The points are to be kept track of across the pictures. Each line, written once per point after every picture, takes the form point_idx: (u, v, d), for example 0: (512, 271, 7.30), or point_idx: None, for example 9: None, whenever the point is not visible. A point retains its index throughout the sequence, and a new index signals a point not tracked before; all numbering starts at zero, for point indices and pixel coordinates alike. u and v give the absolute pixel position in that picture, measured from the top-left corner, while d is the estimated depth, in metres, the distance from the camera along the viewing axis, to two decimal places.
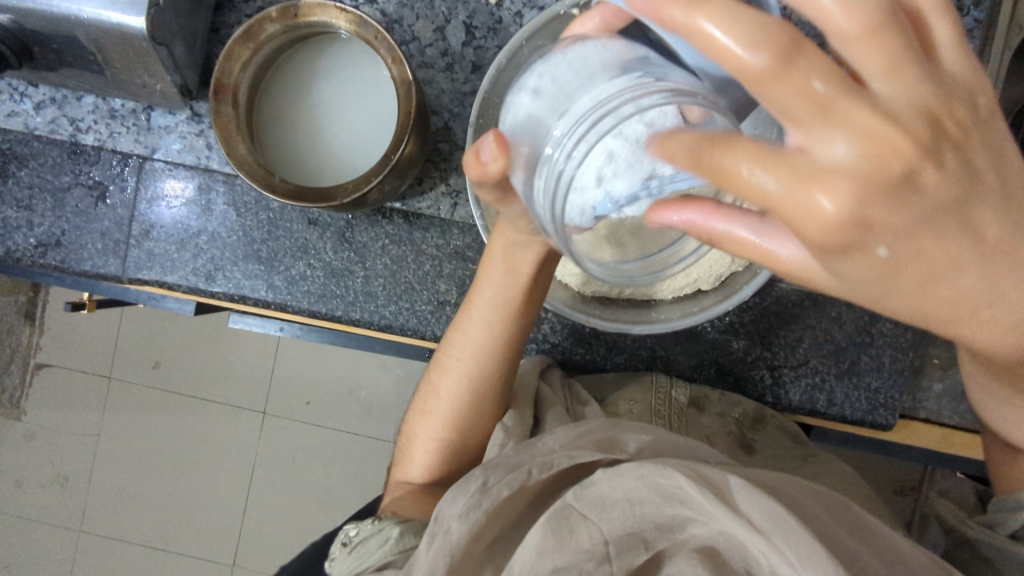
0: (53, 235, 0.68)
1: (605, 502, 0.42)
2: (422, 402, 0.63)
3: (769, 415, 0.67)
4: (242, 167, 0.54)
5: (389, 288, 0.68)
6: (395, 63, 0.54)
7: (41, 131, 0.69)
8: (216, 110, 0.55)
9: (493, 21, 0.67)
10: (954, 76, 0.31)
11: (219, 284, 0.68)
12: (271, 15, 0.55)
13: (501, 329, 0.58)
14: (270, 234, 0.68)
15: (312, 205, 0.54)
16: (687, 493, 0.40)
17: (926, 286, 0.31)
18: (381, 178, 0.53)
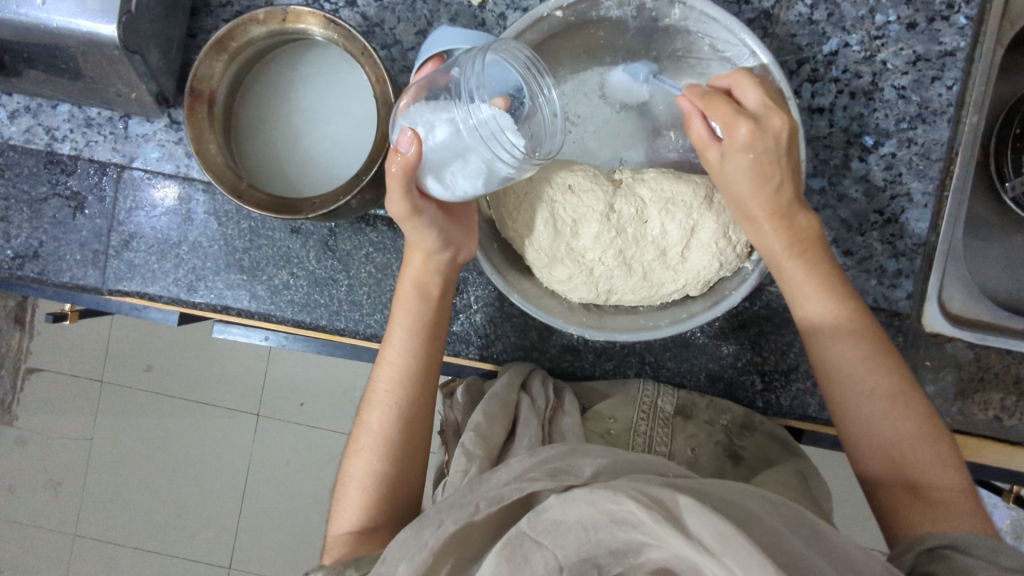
0: (31, 247, 0.67)
1: (559, 527, 0.41)
2: (354, 443, 0.60)
3: (758, 421, 0.65)
4: (211, 168, 0.53)
5: (374, 297, 0.67)
6: (378, 82, 0.54)
7: (16, 140, 0.67)
8: (191, 108, 0.54)
9: (476, 24, 0.66)
10: (764, 136, 0.53)
11: (201, 294, 0.67)
12: (258, 17, 0.53)
13: (420, 355, 0.60)
14: (252, 243, 0.67)
15: (278, 215, 0.53)
16: (639, 517, 0.38)
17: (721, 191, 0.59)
18: (348, 199, 0.53)
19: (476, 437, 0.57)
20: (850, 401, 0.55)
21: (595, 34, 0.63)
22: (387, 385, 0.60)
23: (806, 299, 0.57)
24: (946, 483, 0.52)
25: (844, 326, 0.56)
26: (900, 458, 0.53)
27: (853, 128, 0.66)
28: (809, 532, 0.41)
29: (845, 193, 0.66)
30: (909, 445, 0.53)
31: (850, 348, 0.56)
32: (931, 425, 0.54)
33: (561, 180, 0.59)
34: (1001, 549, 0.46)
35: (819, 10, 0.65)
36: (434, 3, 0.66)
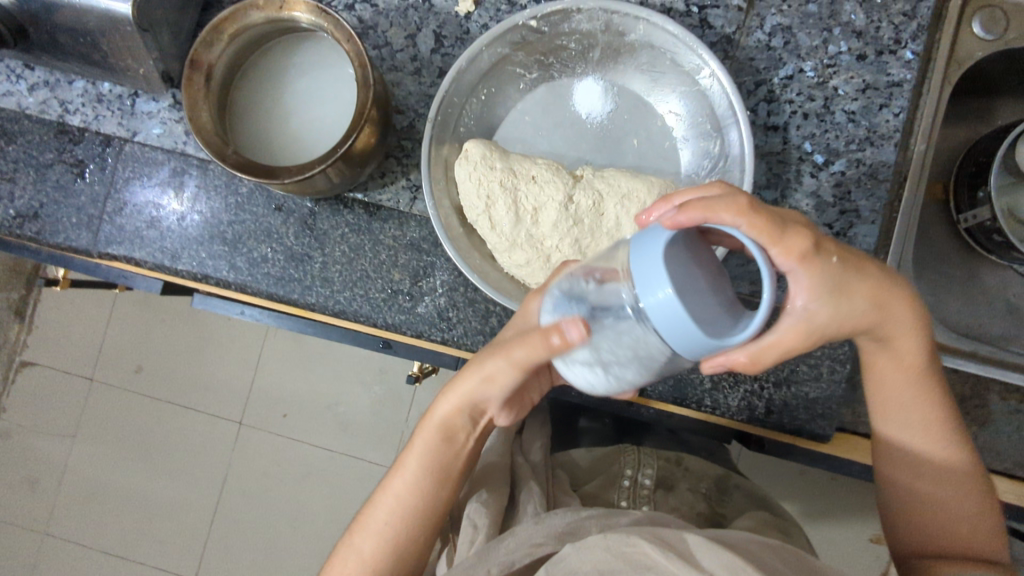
0: (33, 208, 0.72)
1: (575, 575, 0.45)
2: (336, 565, 0.62)
3: (730, 485, 0.84)
4: (200, 133, 0.58)
5: (346, 275, 0.71)
6: (361, 66, 0.59)
7: (32, 110, 0.73)
8: (189, 77, 0.59)
9: (461, 32, 0.72)
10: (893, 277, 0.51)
11: (183, 263, 0.71)
12: (259, 3, 0.59)
13: (425, 497, 0.62)
14: (237, 217, 0.71)
15: (257, 179, 0.58)
16: (653, 559, 0.44)
17: (894, 333, 0.53)
18: (323, 167, 0.58)
19: (483, 509, 0.65)
20: (936, 473, 0.57)
21: (567, 45, 0.69)
22: (386, 520, 0.62)
23: (892, 381, 0.56)
24: (973, 531, 0.56)
25: (919, 450, 0.58)
26: (950, 526, 0.57)
27: (806, 147, 0.70)
28: (803, 566, 0.49)
29: (797, 206, 0.70)
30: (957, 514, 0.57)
31: (937, 458, 0.57)
32: (994, 532, 0.57)
33: (527, 170, 0.65)
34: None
35: (776, 38, 0.71)
36: (425, 12, 0.72)
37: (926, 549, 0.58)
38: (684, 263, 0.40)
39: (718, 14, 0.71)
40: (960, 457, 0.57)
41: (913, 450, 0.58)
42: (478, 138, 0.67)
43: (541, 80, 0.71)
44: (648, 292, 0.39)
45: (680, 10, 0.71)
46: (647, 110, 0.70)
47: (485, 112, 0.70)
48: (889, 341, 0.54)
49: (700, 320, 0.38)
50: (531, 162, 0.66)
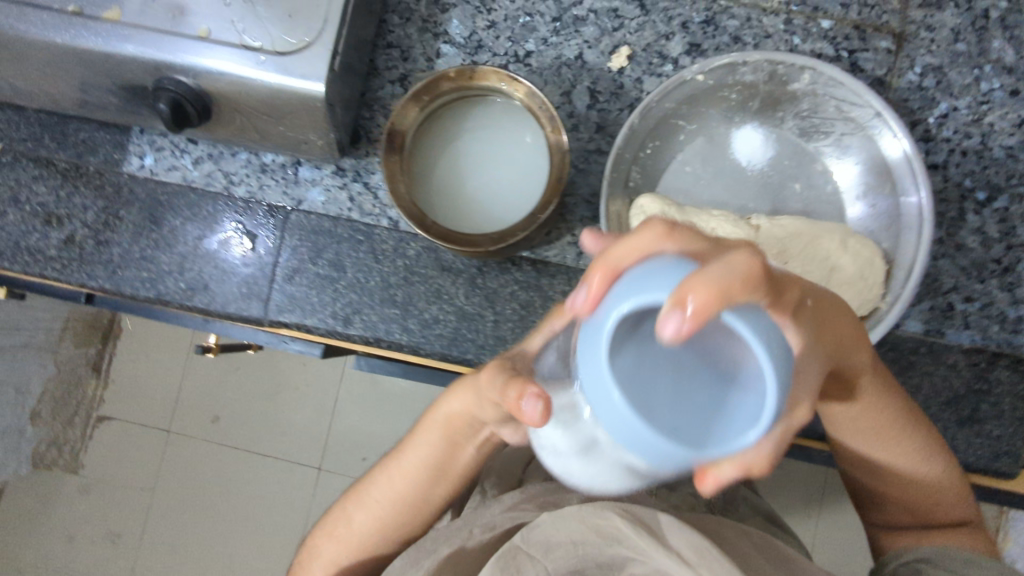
0: (202, 279, 0.73)
1: (550, 544, 0.46)
2: (331, 523, 0.67)
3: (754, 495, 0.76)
4: (402, 205, 0.59)
5: (518, 332, 0.72)
6: (554, 132, 0.61)
7: (197, 183, 0.74)
8: (387, 151, 0.60)
9: (616, 86, 0.73)
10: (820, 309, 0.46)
11: (356, 327, 0.72)
12: (450, 75, 0.61)
13: (417, 485, 0.63)
14: (406, 279, 0.72)
15: (463, 248, 0.59)
16: (621, 530, 0.42)
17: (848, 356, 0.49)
18: (527, 233, 0.59)
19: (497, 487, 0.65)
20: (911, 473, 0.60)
21: (729, 96, 0.70)
22: (382, 497, 0.64)
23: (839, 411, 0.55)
24: (940, 495, 0.61)
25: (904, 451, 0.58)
26: (930, 504, 0.61)
27: (966, 183, 0.71)
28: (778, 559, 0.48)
29: (963, 242, 0.71)
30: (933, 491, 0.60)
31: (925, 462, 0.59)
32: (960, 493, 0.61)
33: (706, 224, 0.67)
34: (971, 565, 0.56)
35: (928, 78, 0.72)
36: (578, 68, 0.74)
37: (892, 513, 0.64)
38: (650, 364, 0.30)
39: (868, 58, 0.72)
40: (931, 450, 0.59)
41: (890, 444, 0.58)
42: (653, 194, 0.69)
43: (700, 130, 0.72)
44: (593, 388, 0.30)
45: (830, 55, 0.73)
46: (806, 154, 0.72)
47: (648, 164, 0.71)
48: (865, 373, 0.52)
49: (674, 429, 0.28)
50: (708, 215, 0.67)
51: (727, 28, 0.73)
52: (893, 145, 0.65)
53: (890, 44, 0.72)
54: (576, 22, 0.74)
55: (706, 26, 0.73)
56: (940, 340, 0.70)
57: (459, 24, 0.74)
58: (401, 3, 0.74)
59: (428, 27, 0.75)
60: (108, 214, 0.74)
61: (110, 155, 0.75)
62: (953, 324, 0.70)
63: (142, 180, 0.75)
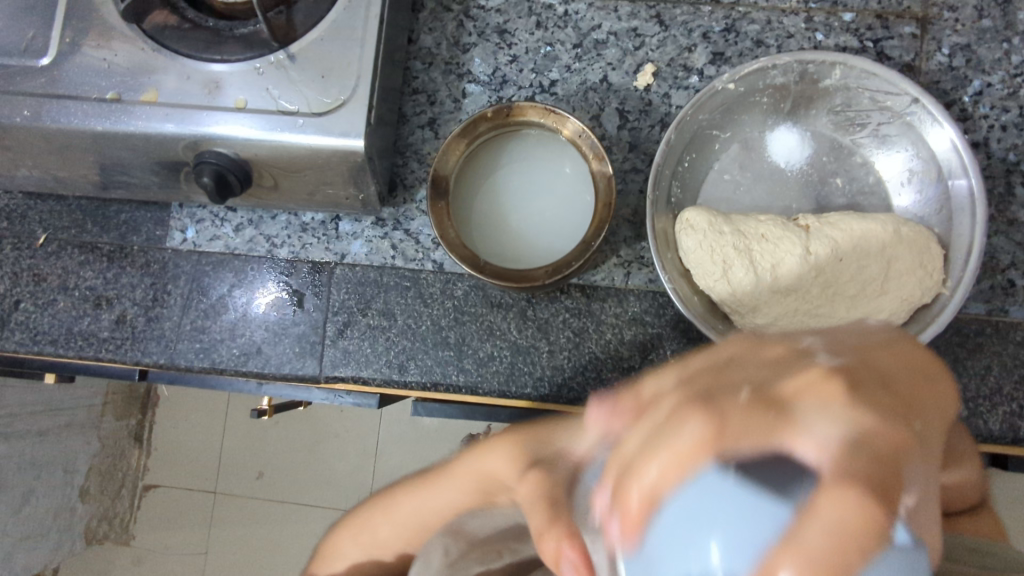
0: (254, 344, 0.73)
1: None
2: (356, 520, 0.76)
3: None
4: (452, 249, 0.59)
5: (575, 360, 0.71)
6: (597, 159, 0.61)
7: (240, 250, 0.75)
8: (433, 197, 0.61)
9: (644, 104, 0.73)
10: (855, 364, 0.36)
11: (412, 374, 0.72)
12: (487, 114, 0.62)
13: (449, 505, 0.67)
14: (457, 320, 0.72)
15: (517, 284, 0.59)
16: None
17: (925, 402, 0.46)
18: (580, 264, 0.58)
19: None
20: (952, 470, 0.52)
21: (760, 100, 0.70)
22: (409, 513, 0.70)
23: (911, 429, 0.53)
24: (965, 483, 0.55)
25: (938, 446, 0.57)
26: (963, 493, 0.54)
27: (1011, 158, 0.70)
28: None
29: (1016, 217, 0.70)
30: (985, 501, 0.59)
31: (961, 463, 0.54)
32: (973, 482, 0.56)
33: (755, 230, 0.66)
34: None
35: (957, 58, 0.72)
36: (604, 91, 0.74)
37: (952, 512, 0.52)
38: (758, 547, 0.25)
39: (894, 45, 0.72)
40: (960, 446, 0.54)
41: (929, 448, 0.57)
42: (698, 207, 0.68)
43: (734, 137, 0.72)
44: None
45: (856, 47, 0.73)
46: (845, 151, 0.71)
47: (688, 178, 0.70)
48: None
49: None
50: (754, 222, 0.67)
51: (748, 33, 0.74)
52: (941, 137, 0.64)
53: (914, 29, 0.72)
54: (597, 46, 0.75)
55: (727, 34, 0.74)
56: (1005, 318, 0.69)
57: (482, 62, 0.75)
58: (423, 48, 0.76)
59: (452, 68, 0.75)
60: (157, 289, 0.75)
61: (153, 233, 0.76)
62: (1017, 301, 0.69)
63: (187, 253, 0.75)
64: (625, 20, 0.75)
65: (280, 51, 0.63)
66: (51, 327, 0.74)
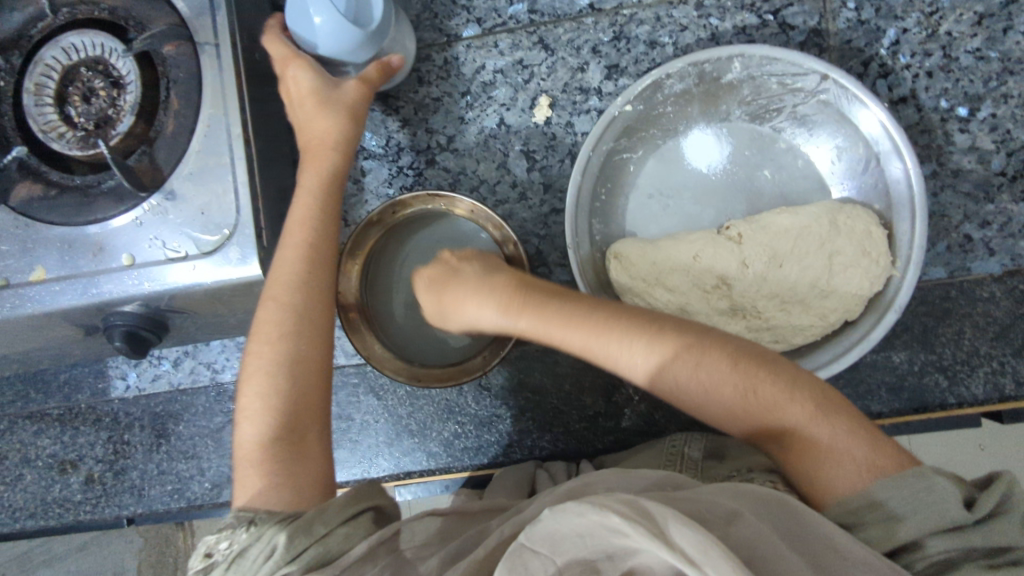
0: (224, 473, 0.72)
1: (555, 538, 0.35)
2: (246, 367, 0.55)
3: None
4: (385, 366, 0.61)
5: (539, 418, 0.69)
6: (497, 227, 0.61)
7: (185, 384, 0.74)
8: (348, 321, 0.62)
9: (548, 139, 0.69)
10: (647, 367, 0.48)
11: (383, 469, 0.71)
12: (373, 219, 0.62)
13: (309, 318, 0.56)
14: (414, 406, 0.71)
15: (455, 382, 0.60)
16: (626, 530, 0.33)
17: (582, 352, 0.49)
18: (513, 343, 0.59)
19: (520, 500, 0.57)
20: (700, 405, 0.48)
21: (664, 110, 0.66)
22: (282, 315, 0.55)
23: (623, 359, 0.47)
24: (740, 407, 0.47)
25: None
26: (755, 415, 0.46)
27: (942, 105, 0.65)
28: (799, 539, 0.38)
29: (960, 167, 0.65)
30: (823, 437, 0.44)
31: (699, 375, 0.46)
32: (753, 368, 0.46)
33: (686, 253, 0.62)
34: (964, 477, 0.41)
35: (864, 10, 0.66)
36: (504, 135, 0.70)
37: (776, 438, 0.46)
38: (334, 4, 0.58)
39: (795, 12, 0.67)
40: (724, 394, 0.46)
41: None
42: (624, 240, 0.65)
43: (647, 153, 0.68)
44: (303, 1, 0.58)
45: (756, 23, 0.67)
46: (768, 140, 0.66)
47: (609, 212, 0.67)
48: (628, 345, 0.47)
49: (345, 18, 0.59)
50: (682, 244, 0.63)
51: (638, 36, 0.68)
52: (869, 117, 0.59)
53: None
54: (485, 88, 0.70)
55: (616, 42, 0.69)
56: (969, 276, 0.65)
57: (373, 135, 0.72)
58: None
59: None
60: (115, 442, 0.74)
61: (95, 386, 0.75)
62: (977, 256, 0.65)
63: (133, 399, 0.74)
64: (507, 54, 0.70)
65: (155, 194, 0.60)
66: (26, 501, 0.75)
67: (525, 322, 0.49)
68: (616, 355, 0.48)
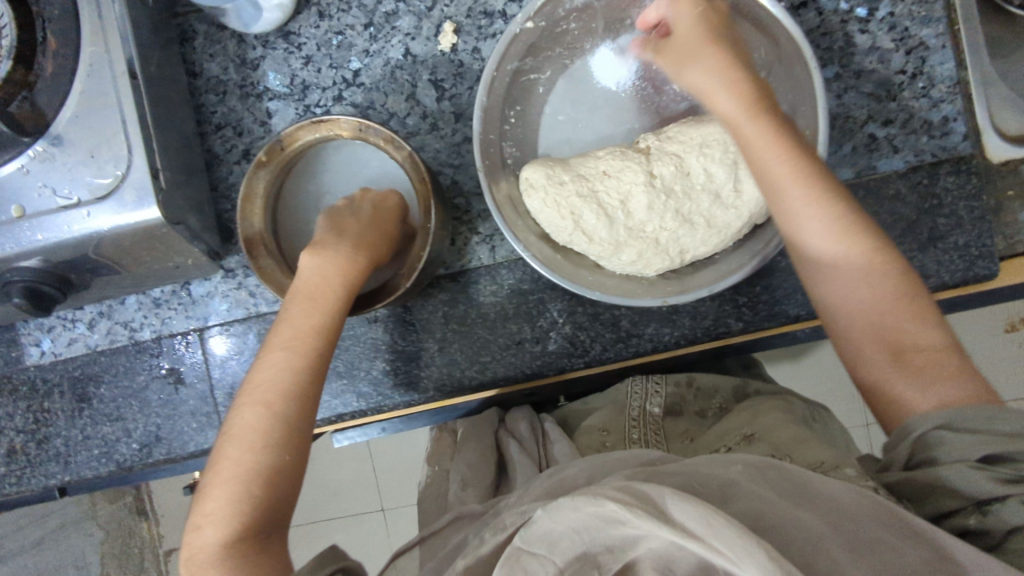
0: (152, 432, 0.71)
1: (550, 537, 0.36)
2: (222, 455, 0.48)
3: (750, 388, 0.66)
4: None
5: (466, 349, 0.69)
6: (388, 142, 0.58)
7: (102, 345, 0.72)
8: (258, 266, 0.58)
9: (455, 67, 0.68)
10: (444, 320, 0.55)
11: (314, 413, 0.70)
12: (262, 160, 0.59)
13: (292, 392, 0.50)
14: (340, 348, 0.70)
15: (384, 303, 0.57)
16: (623, 514, 0.33)
17: (779, 213, 0.52)
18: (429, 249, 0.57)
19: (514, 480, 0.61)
20: (832, 286, 0.52)
21: (568, 28, 0.65)
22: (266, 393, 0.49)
23: (803, 218, 0.51)
24: (857, 287, 0.51)
25: (880, 286, 0.50)
26: (868, 311, 0.51)
27: (842, 7, 0.66)
28: (798, 491, 0.39)
29: (861, 68, 0.66)
30: (922, 341, 0.49)
31: (854, 256, 0.51)
32: (901, 278, 0.51)
33: (595, 169, 0.62)
34: (997, 418, 0.43)
35: None
36: (411, 65, 0.68)
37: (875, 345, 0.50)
38: None
39: None
40: (851, 258, 0.51)
41: (875, 300, 0.50)
42: (533, 162, 0.64)
43: (557, 74, 0.67)
44: None
45: None
46: None
47: (520, 135, 0.67)
48: (807, 212, 0.51)
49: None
50: (591, 159, 0.63)
51: None
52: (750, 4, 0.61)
53: None
54: (388, 18, 0.68)
55: None
56: (875, 175, 0.66)
57: (276, 74, 0.69)
58: (210, 79, 0.70)
59: (248, 90, 0.70)
60: (35, 411, 0.72)
61: (8, 356, 0.72)
62: (883, 155, 0.66)
63: (50, 365, 0.72)
64: None
65: (40, 140, 0.57)
66: None
67: (773, 186, 0.52)
68: (796, 219, 0.51)
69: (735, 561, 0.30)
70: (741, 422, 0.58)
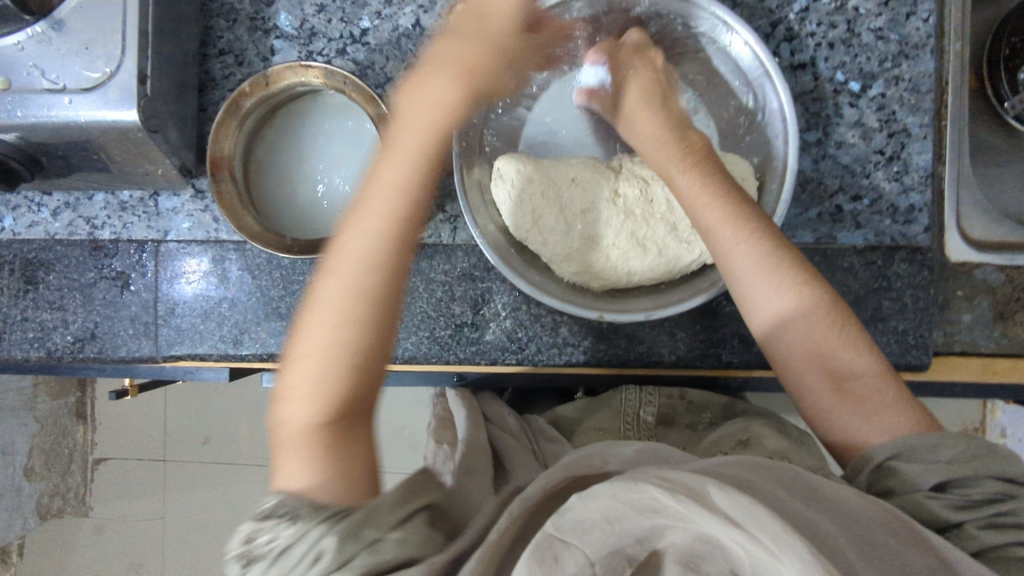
0: (88, 329, 0.72)
1: (583, 526, 0.34)
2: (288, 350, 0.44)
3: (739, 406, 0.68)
4: (254, 237, 0.59)
5: (407, 319, 0.70)
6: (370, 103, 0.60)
7: (61, 235, 0.73)
8: (218, 190, 0.60)
9: None
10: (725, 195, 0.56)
11: (247, 347, 0.71)
12: (245, 91, 0.60)
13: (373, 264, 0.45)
14: (286, 290, 0.71)
15: (330, 251, 0.58)
16: (664, 502, 0.33)
17: (717, 249, 0.55)
18: None
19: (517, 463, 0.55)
20: (769, 329, 0.54)
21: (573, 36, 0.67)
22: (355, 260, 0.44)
23: (736, 259, 0.54)
24: (786, 327, 0.52)
25: (810, 313, 0.52)
26: (806, 347, 0.52)
27: (838, 77, 0.68)
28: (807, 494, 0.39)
29: (843, 139, 0.68)
30: (858, 368, 0.51)
31: (782, 291, 0.52)
32: (835, 310, 0.52)
33: (564, 175, 0.64)
34: (941, 445, 0.45)
35: None
36: (417, 37, 0.70)
37: (814, 383, 0.52)
38: None
39: None
40: (779, 296, 0.52)
41: (809, 331, 0.52)
42: (508, 154, 0.65)
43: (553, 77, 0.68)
44: None
45: None
46: None
47: (505, 126, 0.68)
48: (736, 247, 0.53)
49: None
50: (564, 164, 0.65)
51: None
52: (738, 41, 0.62)
53: None
54: None
55: None
56: (833, 244, 0.68)
57: (287, 15, 0.71)
58: (223, 5, 0.72)
59: (257, 24, 0.71)
60: None
61: None
62: (845, 227, 0.68)
63: (6, 242, 0.73)
64: None
65: (41, 21, 0.58)
66: None
67: (708, 225, 0.55)
68: (728, 255, 0.54)
69: (776, 554, 0.30)
70: (735, 430, 0.61)
